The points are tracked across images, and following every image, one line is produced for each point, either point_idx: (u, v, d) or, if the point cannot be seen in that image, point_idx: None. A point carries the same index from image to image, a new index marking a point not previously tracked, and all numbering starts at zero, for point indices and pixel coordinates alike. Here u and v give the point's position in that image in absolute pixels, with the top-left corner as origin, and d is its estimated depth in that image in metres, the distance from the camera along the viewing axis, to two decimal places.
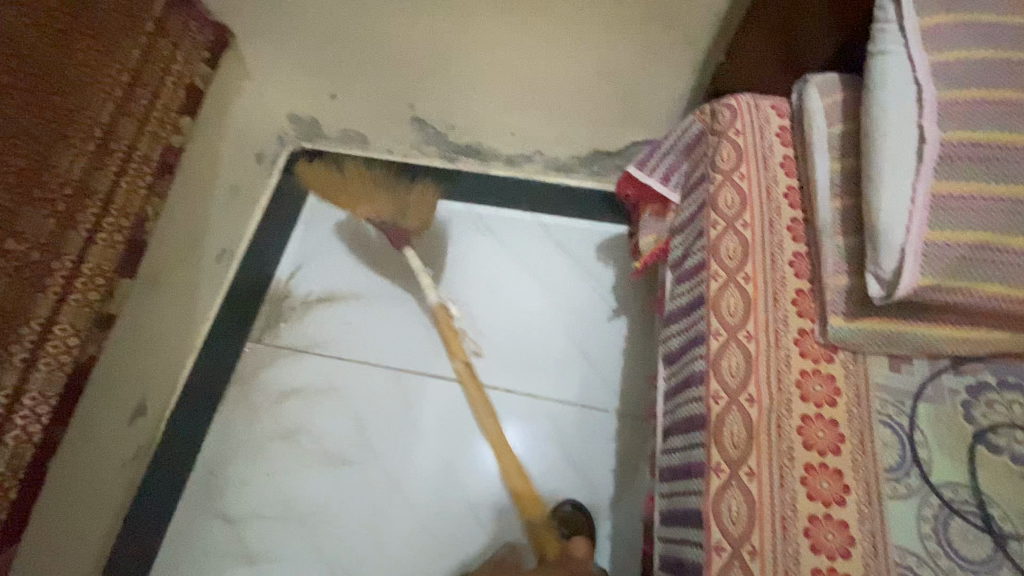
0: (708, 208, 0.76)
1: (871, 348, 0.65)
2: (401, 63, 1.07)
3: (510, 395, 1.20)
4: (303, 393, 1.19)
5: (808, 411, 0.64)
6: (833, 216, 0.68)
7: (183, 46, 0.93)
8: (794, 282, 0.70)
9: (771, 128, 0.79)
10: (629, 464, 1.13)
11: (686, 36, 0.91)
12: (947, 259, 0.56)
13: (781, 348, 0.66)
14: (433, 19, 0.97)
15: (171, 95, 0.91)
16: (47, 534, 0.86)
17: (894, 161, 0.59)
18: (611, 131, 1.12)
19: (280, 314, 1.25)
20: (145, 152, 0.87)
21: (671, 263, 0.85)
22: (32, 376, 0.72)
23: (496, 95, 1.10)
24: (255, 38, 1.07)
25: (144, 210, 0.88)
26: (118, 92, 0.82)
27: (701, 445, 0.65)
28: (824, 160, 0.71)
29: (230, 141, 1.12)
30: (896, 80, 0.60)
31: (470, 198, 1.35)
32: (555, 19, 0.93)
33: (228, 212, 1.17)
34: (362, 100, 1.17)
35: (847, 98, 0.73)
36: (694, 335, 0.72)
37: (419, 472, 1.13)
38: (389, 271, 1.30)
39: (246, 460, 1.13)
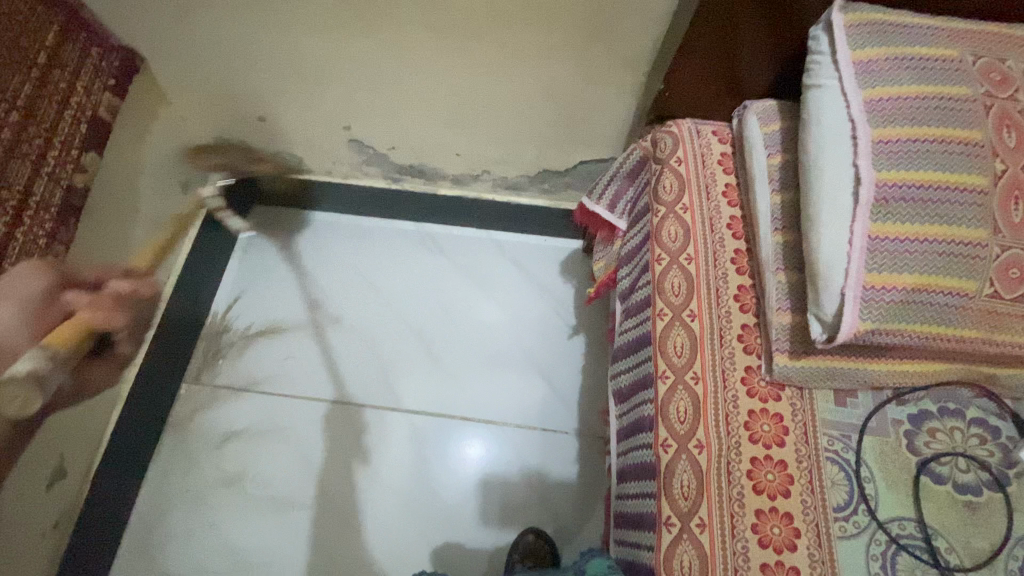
0: (652, 241, 0.74)
1: (817, 385, 0.64)
2: (330, 84, 1.00)
3: (468, 422, 1.16)
4: (246, 435, 1.12)
5: (757, 453, 0.62)
6: (775, 251, 0.67)
7: (82, 75, 0.84)
8: (739, 318, 0.68)
9: (713, 156, 0.77)
10: (593, 488, 1.11)
11: (627, 58, 0.89)
12: (886, 302, 0.56)
13: (728, 388, 0.65)
14: (361, 42, 0.91)
15: (71, 131, 0.83)
16: None
17: (831, 201, 0.59)
18: (559, 150, 1.09)
19: (219, 349, 1.19)
20: (44, 196, 0.79)
21: (620, 294, 0.82)
22: None
23: (435, 116, 1.04)
24: (168, 61, 0.98)
25: (46, 260, 0.80)
26: (7, 135, 0.73)
27: (652, 496, 0.64)
28: (765, 191, 0.69)
29: (150, 172, 1.04)
30: (831, 116, 0.61)
31: (420, 217, 1.32)
32: (491, 40, 0.88)
33: (150, 247, 1.08)
34: (294, 122, 1.10)
35: (785, 125, 0.71)
36: (643, 376, 0.70)
37: (374, 508, 1.08)
38: (337, 300, 1.25)
39: (185, 512, 1.06)
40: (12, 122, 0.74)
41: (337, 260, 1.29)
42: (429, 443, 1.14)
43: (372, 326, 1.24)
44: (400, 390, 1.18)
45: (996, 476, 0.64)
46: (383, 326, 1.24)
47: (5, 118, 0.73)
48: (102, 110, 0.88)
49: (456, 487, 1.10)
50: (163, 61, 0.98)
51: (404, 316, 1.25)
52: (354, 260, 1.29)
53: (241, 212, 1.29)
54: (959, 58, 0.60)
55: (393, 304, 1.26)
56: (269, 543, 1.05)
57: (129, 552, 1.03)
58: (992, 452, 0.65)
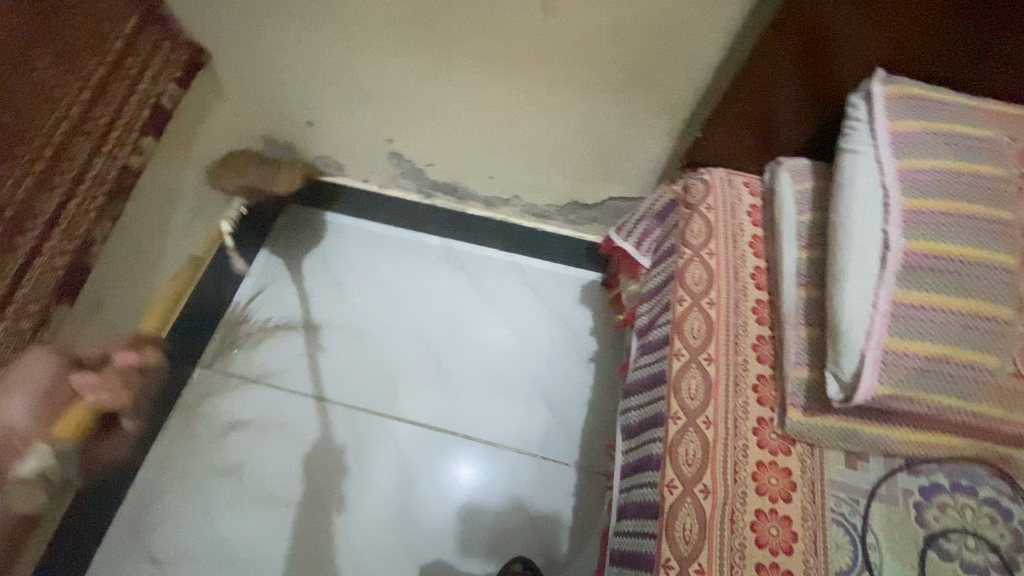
0: (676, 282, 0.75)
1: (827, 443, 0.64)
2: (378, 98, 1.03)
3: (467, 441, 1.17)
4: (252, 426, 1.15)
5: (762, 506, 0.62)
6: (799, 305, 0.67)
7: (152, 65, 0.90)
8: (756, 368, 0.69)
9: (743, 207, 0.78)
10: (586, 525, 1.11)
11: (667, 106, 0.90)
12: (905, 369, 0.56)
13: (739, 437, 0.65)
14: (413, 62, 0.94)
15: (135, 114, 0.87)
16: None
17: (859, 264, 0.60)
18: (588, 184, 1.11)
19: (235, 338, 1.23)
20: (100, 172, 0.83)
21: (637, 330, 0.83)
22: None
23: (476, 139, 1.07)
24: (229, 58, 1.03)
25: (93, 233, 0.83)
26: (75, 112, 0.79)
27: (652, 536, 0.63)
28: (792, 246, 0.70)
29: (197, 163, 1.08)
30: (863, 182, 0.62)
31: (446, 233, 1.36)
32: (536, 75, 0.90)
33: (189, 234, 1.11)
34: (340, 129, 1.14)
35: (818, 186, 0.73)
36: (654, 415, 0.70)
37: (363, 516, 1.09)
38: (356, 306, 1.28)
39: (182, 494, 1.09)
40: (81, 101, 0.80)
41: (361, 267, 1.32)
42: (428, 457, 1.15)
43: (385, 337, 1.26)
44: (404, 402, 1.20)
45: (1005, 560, 0.62)
46: (397, 338, 1.26)
47: (75, 97, 0.79)
48: (166, 99, 0.92)
49: (441, 507, 1.11)
50: (225, 60, 1.03)
51: (418, 329, 1.27)
52: (375, 269, 1.32)
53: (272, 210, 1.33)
54: (994, 138, 0.62)
55: (409, 315, 1.28)
56: (262, 539, 1.07)
57: (122, 528, 1.06)
58: (1003, 533, 0.64)
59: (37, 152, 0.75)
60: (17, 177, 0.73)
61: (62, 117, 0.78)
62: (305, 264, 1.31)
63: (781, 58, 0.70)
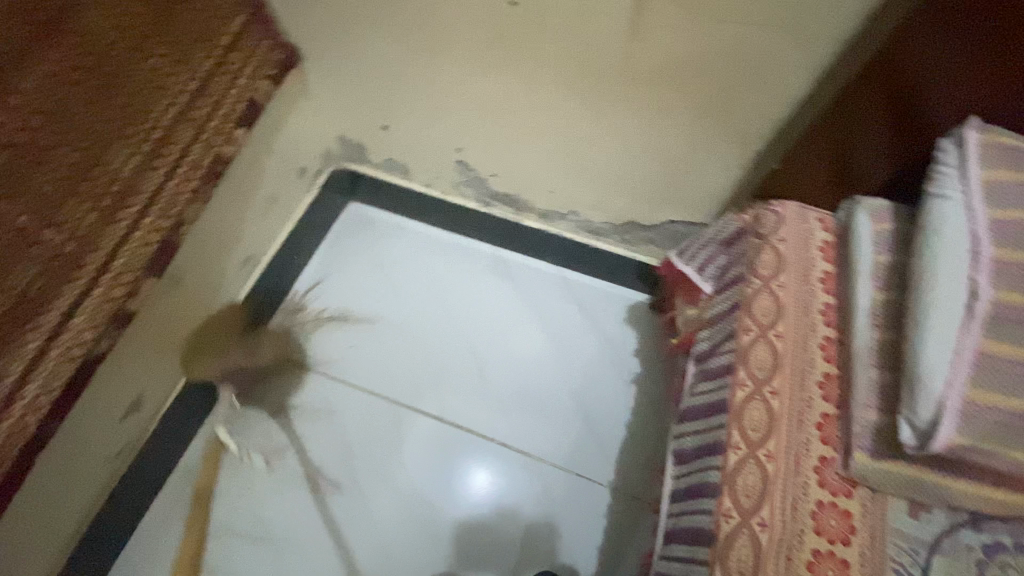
0: (742, 311, 0.75)
1: (892, 491, 0.63)
2: (453, 108, 1.07)
3: (504, 449, 1.18)
4: (299, 411, 1.19)
5: (820, 546, 0.61)
6: (872, 347, 0.67)
7: (251, 62, 0.95)
8: (821, 406, 0.68)
9: (815, 242, 0.78)
10: (616, 548, 1.10)
11: (741, 135, 0.91)
12: (983, 422, 0.56)
13: (800, 474, 0.64)
14: (494, 77, 0.97)
15: (232, 106, 0.92)
16: (20, 520, 0.84)
17: (943, 311, 0.59)
18: (649, 206, 1.12)
19: (291, 325, 1.27)
20: (196, 157, 0.88)
21: (696, 356, 0.83)
22: (38, 368, 0.72)
23: (543, 154, 1.10)
24: (318, 61, 1.08)
25: (184, 214, 0.88)
26: (183, 99, 0.84)
27: (704, 563, 0.63)
28: (867, 286, 0.70)
29: (277, 156, 1.14)
30: (952, 230, 0.62)
31: (497, 241, 1.37)
32: (613, 97, 0.92)
33: (261, 221, 1.17)
34: (412, 134, 1.18)
35: (898, 228, 0.72)
36: (712, 442, 0.70)
37: (397, 511, 1.12)
38: (407, 305, 1.32)
39: (228, 471, 1.13)
40: (188, 89, 0.84)
41: (415, 268, 1.36)
42: (465, 461, 1.17)
43: (432, 338, 1.29)
44: (446, 404, 1.22)
45: None
46: (443, 340, 1.29)
47: (183, 85, 0.83)
48: (260, 94, 0.97)
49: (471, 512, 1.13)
50: (314, 62, 1.09)
51: (465, 333, 1.30)
52: (429, 270, 1.36)
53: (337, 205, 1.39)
54: None
55: (458, 319, 1.31)
56: (299, 521, 1.10)
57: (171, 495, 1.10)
58: None
59: (146, 133, 0.80)
60: (127, 156, 0.78)
61: (171, 102, 0.82)
62: (361, 259, 1.35)
63: (861, 100, 0.73)
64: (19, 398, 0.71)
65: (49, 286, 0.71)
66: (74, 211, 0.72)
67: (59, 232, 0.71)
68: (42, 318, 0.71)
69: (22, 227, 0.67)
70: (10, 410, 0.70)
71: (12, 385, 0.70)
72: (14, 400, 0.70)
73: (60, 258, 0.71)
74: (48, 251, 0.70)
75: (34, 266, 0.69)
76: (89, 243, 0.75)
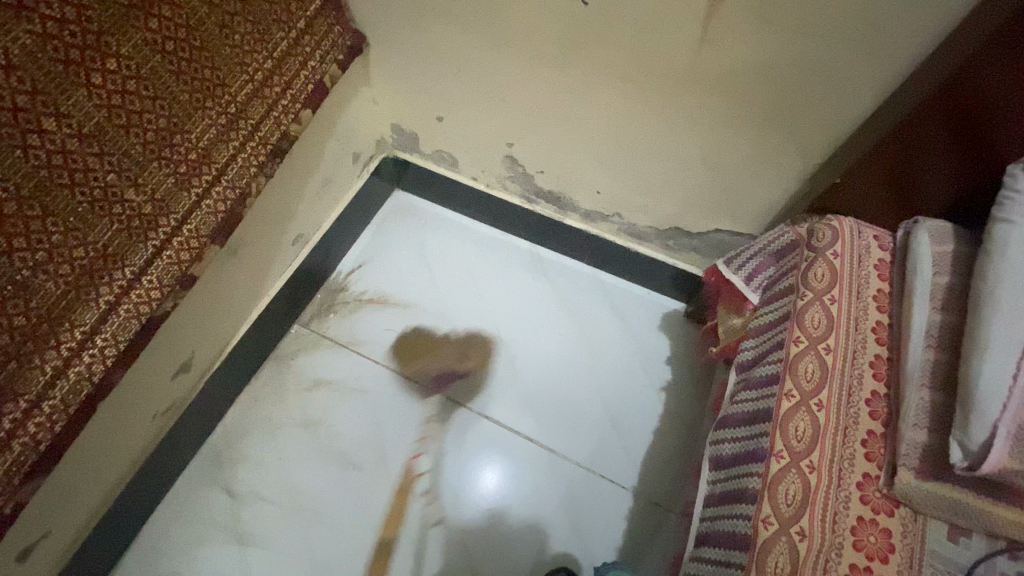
0: (792, 322, 0.75)
1: (936, 513, 0.62)
2: (511, 103, 1.09)
3: (530, 443, 1.19)
4: (334, 387, 1.22)
5: (858, 561, 0.61)
6: (924, 367, 0.66)
7: (322, 46, 0.99)
8: (867, 423, 0.68)
9: (870, 260, 0.78)
10: (635, 553, 1.10)
11: (799, 148, 0.91)
12: None
13: (842, 487, 0.64)
14: (556, 75, 0.99)
15: (301, 86, 0.96)
16: (73, 469, 0.87)
17: (1004, 335, 0.59)
18: (696, 214, 1.12)
19: (332, 304, 1.31)
20: (266, 134, 0.92)
21: (738, 364, 0.83)
22: (109, 319, 0.75)
23: (595, 154, 1.11)
24: (384, 49, 1.12)
25: (250, 186, 0.92)
26: (259, 77, 0.88)
27: (738, 567, 0.63)
28: (923, 306, 0.70)
29: (335, 139, 1.17)
30: (1018, 254, 0.61)
31: (537, 240, 1.40)
32: (674, 101, 0.93)
33: (314, 201, 1.20)
34: (466, 127, 1.20)
35: (958, 250, 0.72)
36: (753, 449, 0.70)
37: (422, 495, 1.14)
38: (445, 294, 1.34)
39: (263, 439, 1.16)
40: (264, 68, 0.89)
41: (454, 258, 1.38)
42: (491, 451, 1.18)
43: (467, 328, 1.31)
44: (477, 393, 1.24)
45: None
46: (478, 331, 1.31)
47: (261, 63, 0.88)
48: (327, 78, 1.02)
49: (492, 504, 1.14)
50: (380, 50, 1.12)
51: (499, 325, 1.32)
52: (468, 262, 1.38)
53: (384, 192, 1.42)
54: None
55: (494, 311, 1.33)
56: (326, 494, 1.13)
57: (208, 457, 1.15)
58: None
59: (225, 106, 0.84)
60: (205, 126, 0.82)
61: (248, 79, 0.87)
62: (404, 246, 1.39)
63: (924, 131, 0.73)
64: (87, 348, 0.74)
65: (126, 244, 0.75)
66: (156, 175, 0.76)
67: (140, 193, 0.75)
68: (116, 274, 0.75)
69: (107, 184, 0.71)
70: (77, 360, 0.73)
71: (82, 335, 0.73)
72: (83, 349, 0.73)
73: (138, 218, 0.76)
74: (129, 210, 0.74)
75: (113, 224, 0.73)
76: (164, 206, 0.79)
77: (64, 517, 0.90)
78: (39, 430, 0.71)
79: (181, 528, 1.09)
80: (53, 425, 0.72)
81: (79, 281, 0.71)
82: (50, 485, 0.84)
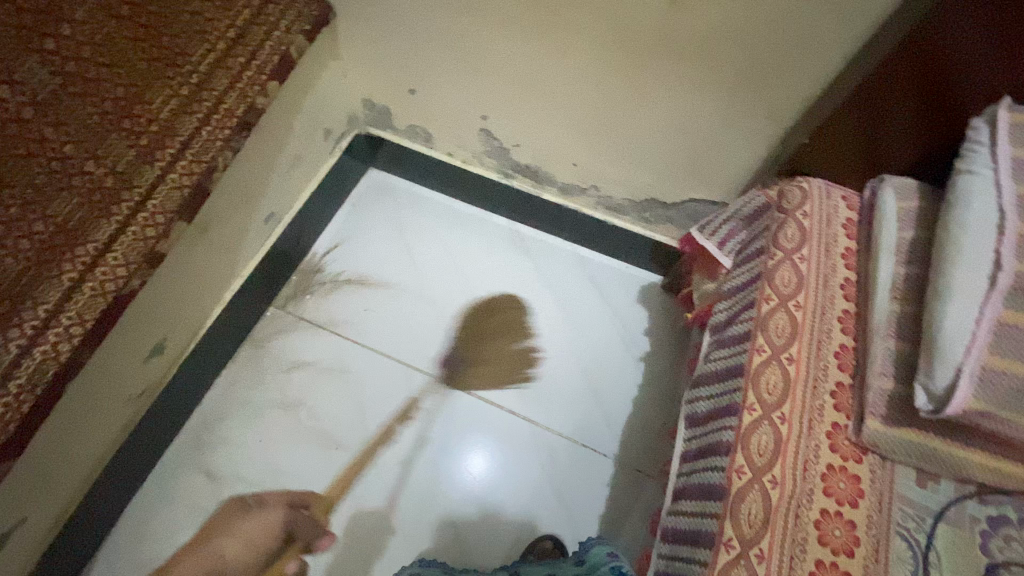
0: (763, 281, 0.76)
1: (902, 458, 0.64)
2: (483, 72, 1.08)
3: (513, 417, 1.20)
4: (314, 368, 1.21)
5: (828, 506, 0.63)
6: (890, 318, 0.68)
7: (287, 15, 0.95)
8: (836, 374, 0.69)
9: (838, 219, 0.79)
10: (618, 519, 1.12)
11: (770, 112, 0.92)
12: (999, 386, 0.58)
13: (813, 437, 0.66)
14: (529, 42, 0.98)
15: (267, 57, 0.92)
16: (45, 453, 0.85)
17: (966, 282, 0.61)
18: (672, 183, 1.13)
19: (309, 285, 1.29)
20: (232, 106, 0.87)
21: (712, 326, 0.85)
22: (74, 297, 0.72)
23: (569, 125, 1.10)
24: (352, 20, 1.09)
25: (218, 160, 0.86)
26: (220, 47, 0.86)
27: (714, 516, 0.65)
28: (889, 260, 0.71)
29: (305, 114, 1.15)
30: (980, 203, 0.63)
31: (515, 216, 1.39)
32: (646, 66, 0.93)
33: (286, 178, 1.18)
34: (439, 100, 1.19)
35: (922, 206, 0.74)
36: (727, 404, 0.72)
37: (405, 471, 1.14)
38: (424, 272, 1.33)
39: (242, 422, 1.15)
40: (225, 38, 0.87)
41: (432, 235, 1.37)
42: (474, 425, 1.19)
43: (423, 318, 1.29)
44: (458, 369, 1.24)
45: None
46: (433, 322, 1.28)
47: (222, 34, 0.87)
48: (293, 48, 0.96)
49: (476, 478, 1.14)
50: (348, 20, 1.10)
51: (479, 301, 1.31)
52: (446, 239, 1.37)
53: (358, 170, 1.40)
54: None
55: (473, 288, 1.33)
56: (309, 474, 1.12)
57: (186, 441, 1.13)
58: None
59: (185, 76, 0.82)
60: (167, 97, 0.80)
61: (208, 49, 0.85)
62: (380, 225, 1.37)
63: (891, 90, 0.74)
64: (53, 326, 0.71)
65: (88, 219, 0.73)
66: (115, 147, 0.75)
67: (100, 166, 0.74)
68: (79, 250, 0.72)
69: (65, 155, 0.71)
70: (42, 340, 0.70)
71: (46, 313, 0.70)
72: (48, 328, 0.71)
73: (98, 191, 0.74)
74: (88, 183, 0.73)
75: (73, 197, 0.72)
76: (126, 180, 0.76)
77: (39, 502, 0.89)
78: (7, 410, 0.68)
79: (161, 513, 1.07)
80: (22, 405, 0.69)
81: (40, 256, 0.69)
82: (23, 469, 0.82)
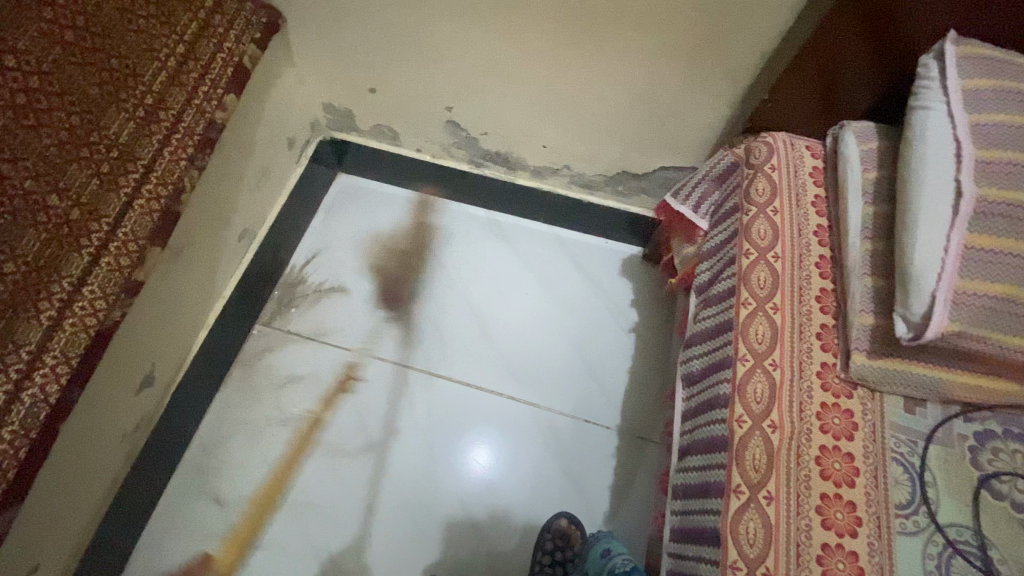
0: (741, 237, 0.78)
1: (889, 387, 0.68)
2: (443, 63, 1.07)
3: (512, 402, 1.21)
4: (309, 379, 1.20)
5: (826, 442, 0.66)
6: (863, 257, 0.71)
7: (236, 25, 0.93)
8: (819, 317, 0.72)
9: (805, 168, 0.82)
10: (625, 485, 1.15)
11: (728, 72, 0.93)
12: (972, 307, 0.61)
13: (804, 379, 0.69)
14: (484, 27, 0.97)
15: (221, 70, 0.92)
16: (48, 498, 0.84)
17: (930, 212, 0.64)
18: (641, 153, 1.15)
19: (293, 298, 1.28)
20: (191, 123, 0.87)
21: (697, 287, 0.87)
22: (54, 337, 0.71)
23: (535, 106, 1.10)
24: (302, 24, 1.07)
25: (184, 180, 0.87)
26: (171, 63, 0.84)
27: (721, 467, 0.67)
28: (857, 202, 0.74)
29: (266, 124, 1.13)
30: (937, 135, 0.66)
31: (492, 205, 1.39)
32: (604, 40, 0.93)
33: (255, 193, 1.16)
34: (401, 96, 1.18)
35: (882, 146, 0.76)
36: (720, 359, 0.74)
37: (413, 468, 1.14)
38: (407, 270, 1.33)
39: (243, 442, 1.14)
40: (176, 53, 0.84)
41: (410, 234, 1.37)
42: (474, 415, 1.20)
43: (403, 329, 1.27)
44: (453, 363, 1.24)
45: None
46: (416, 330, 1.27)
47: (172, 48, 0.84)
48: (246, 59, 0.97)
49: (482, 467, 1.15)
50: (297, 24, 1.07)
51: (465, 293, 1.32)
52: (425, 236, 1.37)
53: (327, 177, 1.38)
54: None
55: (458, 281, 1.33)
56: (316, 485, 1.12)
57: (189, 470, 1.11)
58: None
59: (140, 97, 0.79)
60: (123, 120, 0.77)
61: (160, 67, 0.82)
62: (357, 229, 1.36)
63: (840, 38, 0.76)
64: (38, 369, 0.69)
65: (57, 255, 0.70)
66: (77, 177, 0.72)
67: (64, 198, 0.71)
68: (54, 288, 0.70)
69: (27, 191, 0.67)
70: (28, 383, 0.68)
71: (29, 355, 0.68)
72: (34, 371, 0.69)
73: (65, 225, 0.71)
74: (53, 218, 0.70)
75: (39, 235, 0.68)
76: (92, 209, 0.74)
77: (46, 551, 0.87)
78: (4, 459, 0.67)
79: (171, 545, 1.05)
80: (18, 452, 0.68)
81: (15, 297, 0.66)
82: (27, 517, 0.81)
